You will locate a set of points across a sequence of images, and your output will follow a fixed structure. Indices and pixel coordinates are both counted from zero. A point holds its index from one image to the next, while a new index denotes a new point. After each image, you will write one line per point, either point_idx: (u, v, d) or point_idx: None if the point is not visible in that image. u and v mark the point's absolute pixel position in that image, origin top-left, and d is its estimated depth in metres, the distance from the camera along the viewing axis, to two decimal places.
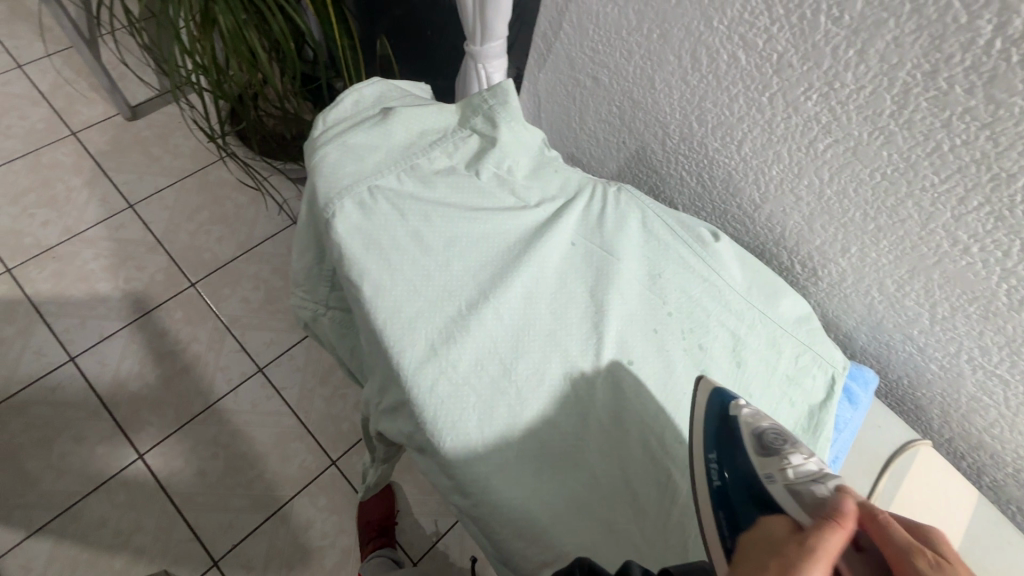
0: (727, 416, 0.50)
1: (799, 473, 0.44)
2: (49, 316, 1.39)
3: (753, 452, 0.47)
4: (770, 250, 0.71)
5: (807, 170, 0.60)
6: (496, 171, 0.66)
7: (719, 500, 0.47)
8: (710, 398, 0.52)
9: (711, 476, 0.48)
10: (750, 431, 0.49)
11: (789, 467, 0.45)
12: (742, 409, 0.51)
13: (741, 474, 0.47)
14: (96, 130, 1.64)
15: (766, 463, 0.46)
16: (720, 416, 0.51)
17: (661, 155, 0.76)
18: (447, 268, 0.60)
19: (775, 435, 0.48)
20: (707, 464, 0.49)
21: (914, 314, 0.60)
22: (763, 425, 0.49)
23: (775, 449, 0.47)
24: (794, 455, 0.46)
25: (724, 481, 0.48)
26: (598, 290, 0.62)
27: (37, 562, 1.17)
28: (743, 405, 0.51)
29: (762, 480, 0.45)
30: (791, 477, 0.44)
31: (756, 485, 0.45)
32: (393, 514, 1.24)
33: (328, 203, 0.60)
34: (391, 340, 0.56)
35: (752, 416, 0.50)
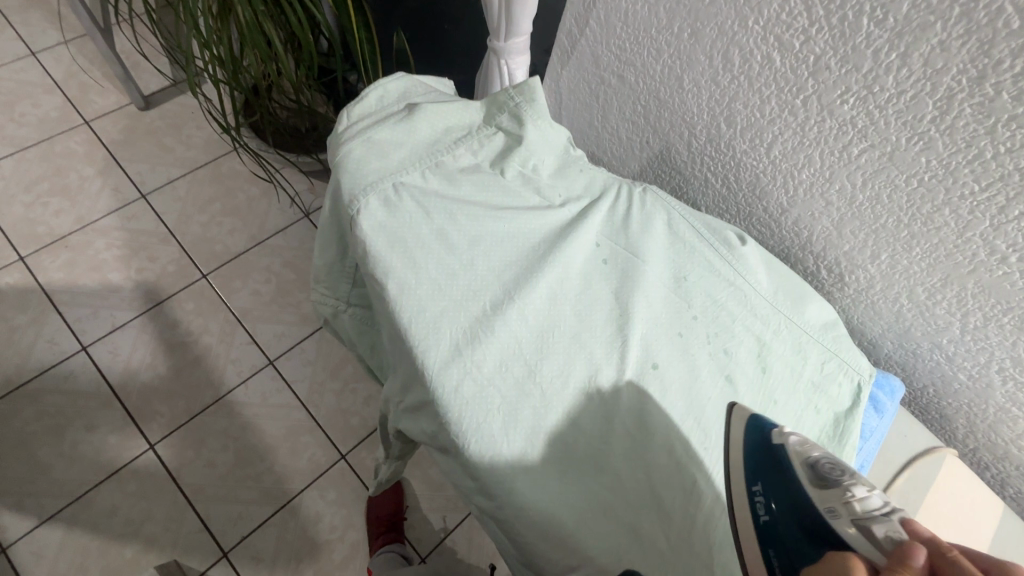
0: (772, 446, 0.46)
1: (865, 508, 0.40)
2: (62, 305, 1.40)
3: (809, 484, 0.43)
4: (795, 255, 0.70)
5: (839, 174, 0.59)
6: (521, 169, 0.66)
7: (768, 537, 0.42)
8: (747, 428, 0.49)
9: (757, 510, 0.43)
10: (803, 461, 0.45)
11: (853, 500, 0.41)
12: (789, 438, 0.47)
13: (794, 508, 0.42)
14: (110, 120, 1.64)
15: (825, 496, 0.42)
16: (763, 445, 0.47)
17: (686, 156, 0.75)
18: (472, 267, 0.59)
19: (831, 466, 0.44)
20: (752, 497, 0.44)
21: (943, 323, 0.60)
22: (815, 455, 0.45)
23: (834, 481, 0.43)
24: (856, 487, 0.42)
25: (772, 516, 0.43)
26: (623, 292, 0.61)
27: (48, 549, 1.17)
28: (790, 434, 0.47)
29: (824, 515, 0.40)
30: (858, 512, 0.40)
31: (815, 521, 0.41)
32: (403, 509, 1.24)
33: (352, 199, 0.60)
34: (415, 339, 0.55)
35: (801, 445, 0.46)
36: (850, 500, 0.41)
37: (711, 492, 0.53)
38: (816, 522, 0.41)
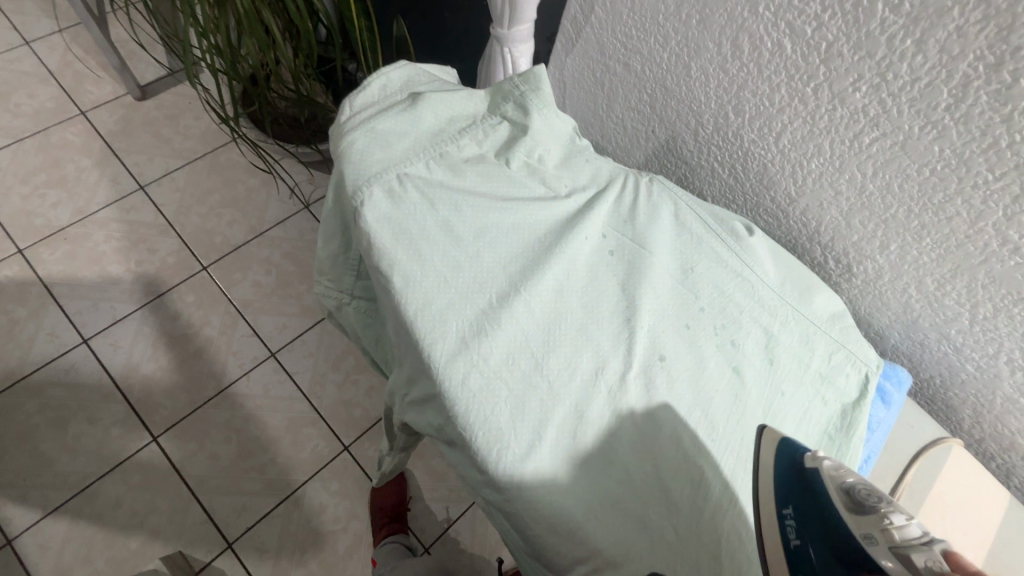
0: (803, 467, 0.46)
1: (905, 535, 0.40)
2: (61, 297, 1.39)
3: (845, 509, 0.42)
4: (802, 245, 0.70)
5: (849, 164, 0.58)
6: (527, 160, 0.65)
7: (800, 563, 0.41)
8: (779, 448, 0.48)
9: (787, 534, 0.43)
10: (837, 486, 0.44)
11: (891, 528, 0.40)
12: (822, 462, 0.46)
13: (827, 533, 0.42)
14: (106, 110, 1.62)
15: (862, 524, 0.41)
16: (793, 464, 0.47)
17: (692, 145, 0.74)
18: (477, 259, 0.58)
19: (867, 491, 0.44)
20: (783, 521, 0.44)
21: (952, 314, 0.59)
22: (851, 480, 0.45)
23: (871, 507, 0.42)
24: (894, 514, 0.41)
25: (804, 542, 0.42)
26: (629, 284, 0.61)
27: (53, 541, 1.18)
28: (822, 457, 0.47)
29: (859, 540, 0.40)
30: (897, 540, 0.40)
31: (849, 547, 0.40)
32: (406, 501, 1.25)
33: (356, 191, 0.59)
34: (421, 332, 0.55)
35: (835, 469, 0.46)
36: (887, 526, 0.41)
37: (717, 483, 0.54)
38: (852, 549, 0.40)
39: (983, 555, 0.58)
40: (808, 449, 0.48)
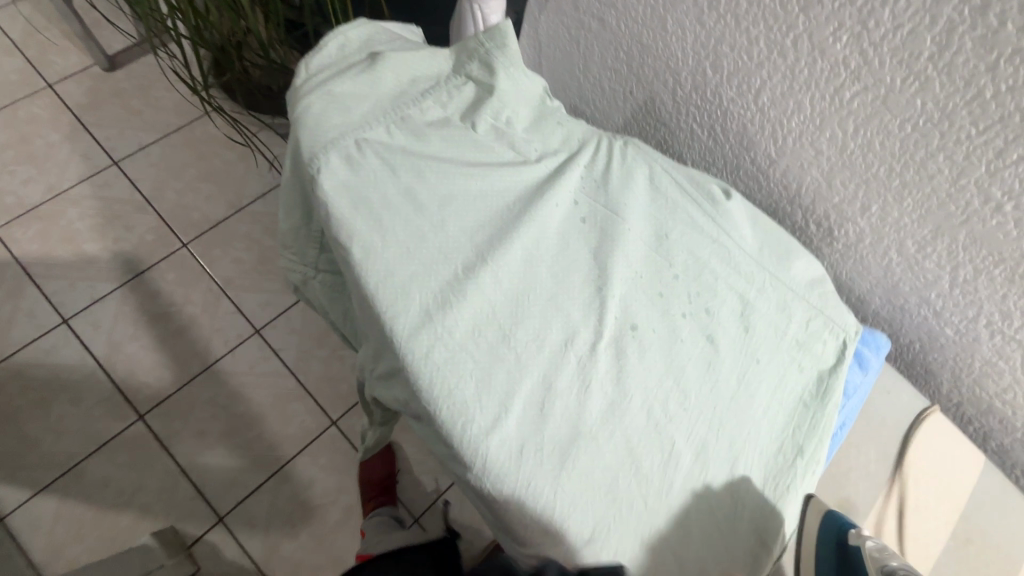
0: (846, 547, 0.50)
1: None
2: (39, 277, 1.36)
3: None
4: (783, 209, 0.67)
5: (829, 121, 0.55)
6: (494, 122, 0.62)
7: None
8: (821, 525, 0.52)
9: None
10: (878, 567, 0.47)
11: None
12: (865, 541, 0.50)
13: None
14: (73, 82, 1.56)
15: None
16: (838, 545, 0.51)
17: (671, 106, 0.71)
18: (442, 228, 0.56)
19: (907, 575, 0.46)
20: None
21: (933, 277, 0.57)
22: (891, 562, 0.48)
23: None
24: None
25: None
26: (602, 252, 0.59)
27: (44, 519, 1.19)
28: (866, 537, 0.50)
29: None
30: None
31: None
32: (394, 473, 1.26)
33: (312, 158, 0.56)
34: (383, 305, 0.53)
35: (877, 549, 0.49)
36: None
37: (688, 453, 0.54)
38: None
39: (955, 520, 0.57)
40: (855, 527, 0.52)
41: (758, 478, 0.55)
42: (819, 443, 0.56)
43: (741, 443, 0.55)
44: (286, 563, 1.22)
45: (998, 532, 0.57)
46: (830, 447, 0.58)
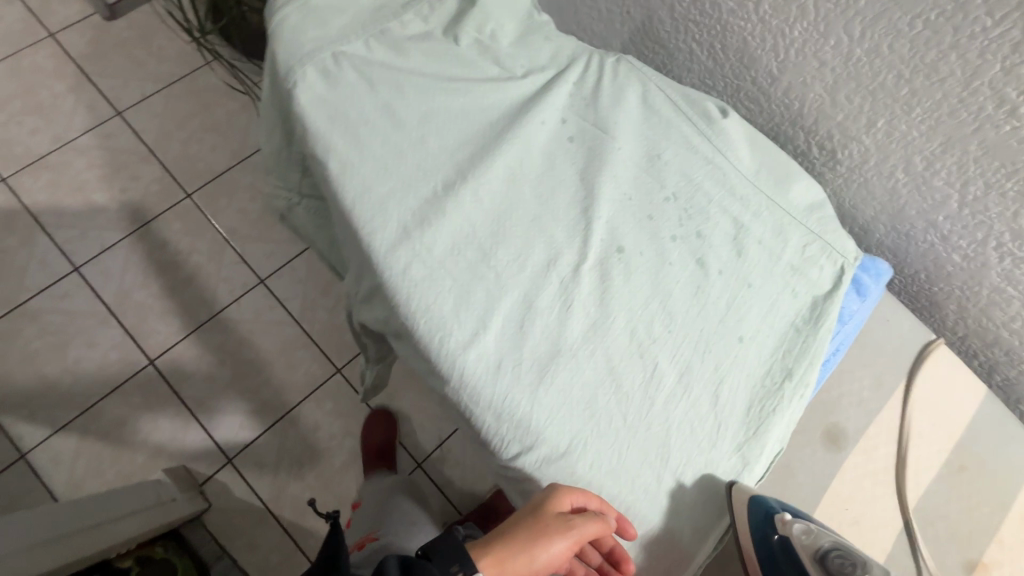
0: (770, 529, 0.48)
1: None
2: (49, 226, 1.39)
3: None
4: (785, 132, 0.63)
5: (834, 26, 0.51)
6: (477, 36, 0.59)
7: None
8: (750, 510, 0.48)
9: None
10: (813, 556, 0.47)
11: None
12: (790, 525, 0.48)
13: None
14: (75, 31, 1.54)
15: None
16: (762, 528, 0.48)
17: (669, 25, 0.67)
18: (421, 145, 0.55)
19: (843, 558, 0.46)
20: None
21: (940, 197, 0.54)
22: (826, 545, 0.47)
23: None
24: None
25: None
26: (588, 171, 0.57)
27: (64, 456, 1.24)
28: (789, 520, 0.48)
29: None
30: None
31: None
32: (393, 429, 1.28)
33: (288, 72, 0.55)
34: (360, 220, 0.52)
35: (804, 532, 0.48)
36: None
37: (671, 375, 0.52)
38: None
39: (950, 449, 0.55)
40: (776, 511, 0.49)
41: (744, 400, 0.53)
42: (810, 366, 0.54)
43: (728, 366, 0.54)
44: (294, 502, 1.27)
45: (994, 463, 0.55)
46: (821, 373, 0.56)
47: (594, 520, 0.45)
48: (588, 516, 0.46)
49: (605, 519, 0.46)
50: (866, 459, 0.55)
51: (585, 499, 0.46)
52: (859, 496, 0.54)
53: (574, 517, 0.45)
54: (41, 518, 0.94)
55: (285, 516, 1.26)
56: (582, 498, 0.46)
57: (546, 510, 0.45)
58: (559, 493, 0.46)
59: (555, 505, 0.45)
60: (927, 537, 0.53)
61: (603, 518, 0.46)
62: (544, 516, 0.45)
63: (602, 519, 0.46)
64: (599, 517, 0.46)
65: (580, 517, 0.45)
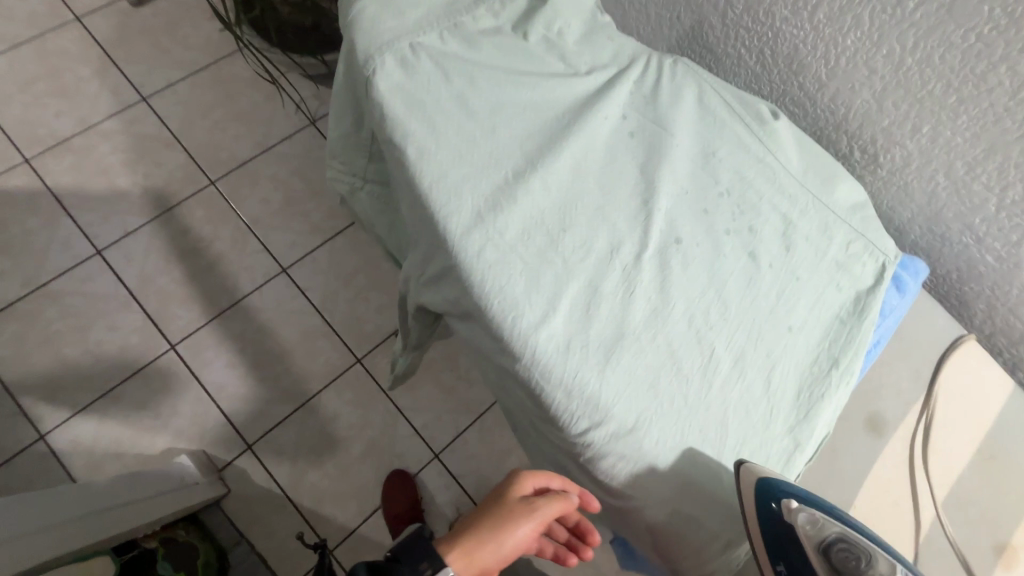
0: (775, 512, 0.49)
1: None
2: (72, 209, 1.39)
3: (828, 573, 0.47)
4: (829, 136, 0.67)
5: (888, 36, 0.55)
6: (545, 33, 0.62)
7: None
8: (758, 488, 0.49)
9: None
10: (818, 545, 0.48)
11: None
12: (796, 513, 0.48)
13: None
14: (101, 16, 1.54)
15: None
16: (768, 513, 0.49)
17: (719, 31, 0.70)
18: (493, 134, 0.57)
19: (845, 548, 0.47)
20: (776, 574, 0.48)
21: (979, 200, 0.58)
22: (831, 534, 0.48)
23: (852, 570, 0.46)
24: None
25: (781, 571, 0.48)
26: (648, 165, 0.60)
27: (84, 438, 1.24)
28: (796, 507, 0.49)
29: None
30: None
31: None
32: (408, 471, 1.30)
33: (367, 60, 0.57)
34: (437, 204, 0.54)
35: (811, 523, 0.48)
36: None
37: (727, 360, 0.55)
38: None
39: (980, 437, 0.59)
40: (785, 496, 0.49)
41: (795, 387, 0.56)
42: (855, 356, 0.57)
43: (778, 354, 0.56)
44: (312, 490, 1.28)
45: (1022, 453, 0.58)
46: (863, 363, 0.59)
47: (554, 499, 0.55)
48: (549, 496, 0.55)
49: (566, 496, 0.56)
50: (903, 445, 0.58)
51: (546, 481, 0.57)
52: (896, 478, 0.57)
53: (536, 499, 0.55)
54: (53, 497, 0.92)
55: (302, 504, 1.27)
56: (542, 481, 0.57)
57: (512, 496, 0.56)
58: (522, 480, 0.56)
59: (519, 489, 0.56)
60: (959, 520, 0.57)
61: (563, 496, 0.55)
62: (511, 500, 0.55)
63: (563, 497, 0.55)
64: (559, 496, 0.55)
65: (542, 498, 0.55)
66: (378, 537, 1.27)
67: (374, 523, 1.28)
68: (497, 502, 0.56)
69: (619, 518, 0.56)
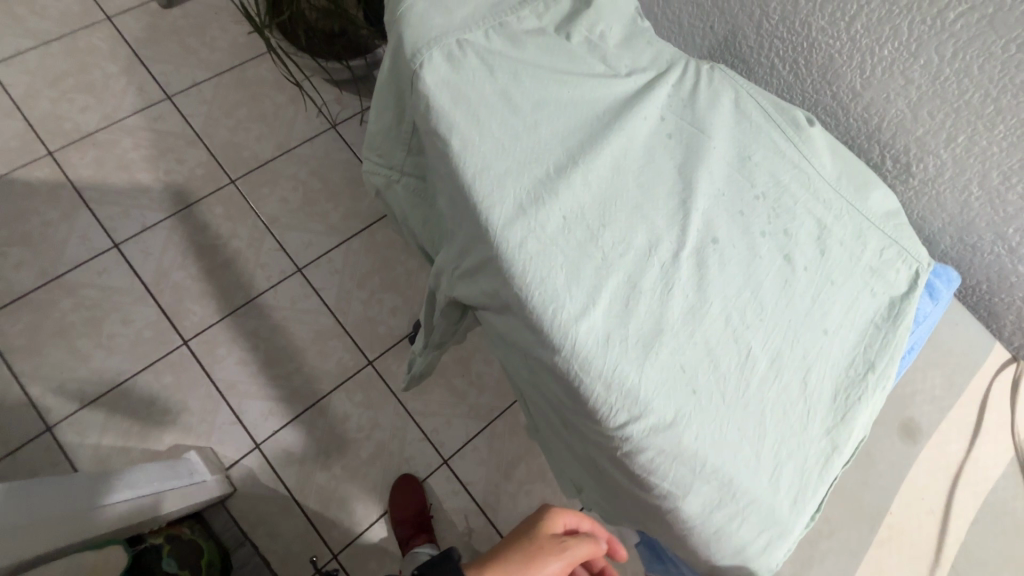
0: None
1: None
2: (92, 202, 1.40)
3: None
4: (860, 146, 0.68)
5: (926, 46, 0.56)
6: (587, 35, 0.63)
7: None
8: None
9: None
10: None
11: None
12: None
13: None
14: (132, 16, 1.57)
15: None
16: None
17: (753, 41, 0.72)
18: (536, 130, 0.58)
19: None
20: None
21: (1013, 210, 0.58)
22: None
23: None
24: None
25: None
26: (686, 166, 0.60)
27: (91, 431, 1.23)
28: None
29: None
30: None
31: None
32: (417, 481, 1.28)
33: (416, 53, 0.58)
34: (480, 195, 0.55)
35: None
36: None
37: (764, 361, 0.55)
38: None
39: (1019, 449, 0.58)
40: None
41: (831, 390, 0.55)
42: (890, 361, 0.57)
43: (814, 357, 0.56)
44: (319, 492, 1.26)
45: None
46: (898, 369, 0.59)
47: (585, 541, 0.63)
48: (580, 537, 0.64)
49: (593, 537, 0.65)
50: (938, 454, 0.58)
51: (576, 520, 0.66)
52: (931, 487, 0.57)
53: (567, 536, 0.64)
54: (43, 491, 0.84)
55: (309, 505, 1.25)
56: (573, 520, 0.66)
57: (546, 531, 0.64)
58: (555, 516, 0.65)
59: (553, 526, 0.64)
60: (1000, 534, 0.56)
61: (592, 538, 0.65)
62: (545, 535, 0.63)
63: (592, 540, 0.65)
64: (589, 539, 0.64)
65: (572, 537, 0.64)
66: (385, 542, 1.25)
67: (382, 527, 1.26)
68: (531, 533, 0.64)
69: (651, 520, 0.54)
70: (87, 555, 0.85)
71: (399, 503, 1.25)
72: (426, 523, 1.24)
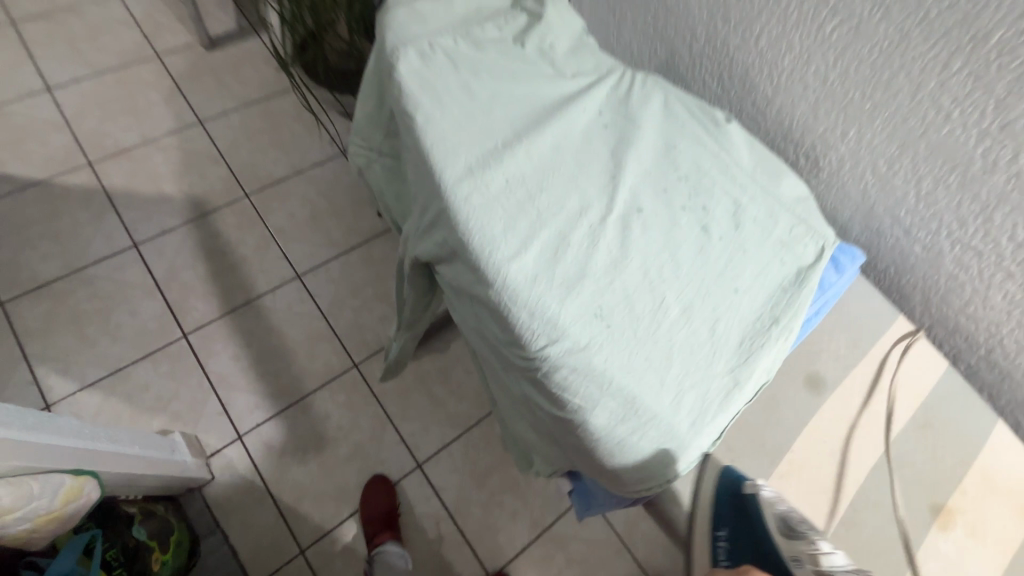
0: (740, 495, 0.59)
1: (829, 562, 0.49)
2: (119, 207, 1.54)
3: (779, 536, 0.54)
4: (778, 146, 0.78)
5: (815, 56, 0.67)
6: (540, 45, 0.77)
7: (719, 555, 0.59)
8: (719, 478, 0.61)
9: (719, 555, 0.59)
10: (774, 514, 0.56)
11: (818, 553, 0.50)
12: (759, 491, 0.59)
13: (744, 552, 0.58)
14: (178, 56, 1.80)
15: (790, 548, 0.53)
16: (730, 492, 0.60)
17: (687, 62, 0.85)
18: (489, 112, 0.69)
19: (798, 519, 0.55)
20: (717, 541, 0.59)
21: (900, 194, 0.67)
22: (786, 511, 0.56)
23: (801, 533, 0.53)
24: (822, 543, 0.51)
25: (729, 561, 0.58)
26: (617, 148, 0.70)
27: (86, 411, 1.29)
28: (761, 487, 0.59)
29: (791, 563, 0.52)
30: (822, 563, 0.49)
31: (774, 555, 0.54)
32: (388, 482, 1.30)
33: (394, 49, 0.71)
34: (436, 159, 0.66)
35: (771, 498, 0.58)
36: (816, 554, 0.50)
37: (677, 309, 0.62)
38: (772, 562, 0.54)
39: (917, 407, 0.65)
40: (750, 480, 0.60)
41: (736, 338, 0.62)
42: (794, 318, 0.63)
43: (723, 309, 0.63)
44: (294, 487, 1.29)
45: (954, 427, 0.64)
46: (802, 328, 0.65)
47: None
48: None
49: None
50: (837, 402, 0.65)
51: None
52: (833, 433, 0.64)
53: None
54: None
55: (282, 500, 1.28)
56: None
57: None
58: None
59: None
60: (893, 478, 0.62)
61: None
62: None
63: None
64: None
65: None
66: (353, 541, 1.26)
67: (350, 526, 1.27)
68: None
69: (571, 445, 0.60)
70: (64, 474, 0.80)
71: (370, 503, 1.27)
72: (394, 524, 1.25)
